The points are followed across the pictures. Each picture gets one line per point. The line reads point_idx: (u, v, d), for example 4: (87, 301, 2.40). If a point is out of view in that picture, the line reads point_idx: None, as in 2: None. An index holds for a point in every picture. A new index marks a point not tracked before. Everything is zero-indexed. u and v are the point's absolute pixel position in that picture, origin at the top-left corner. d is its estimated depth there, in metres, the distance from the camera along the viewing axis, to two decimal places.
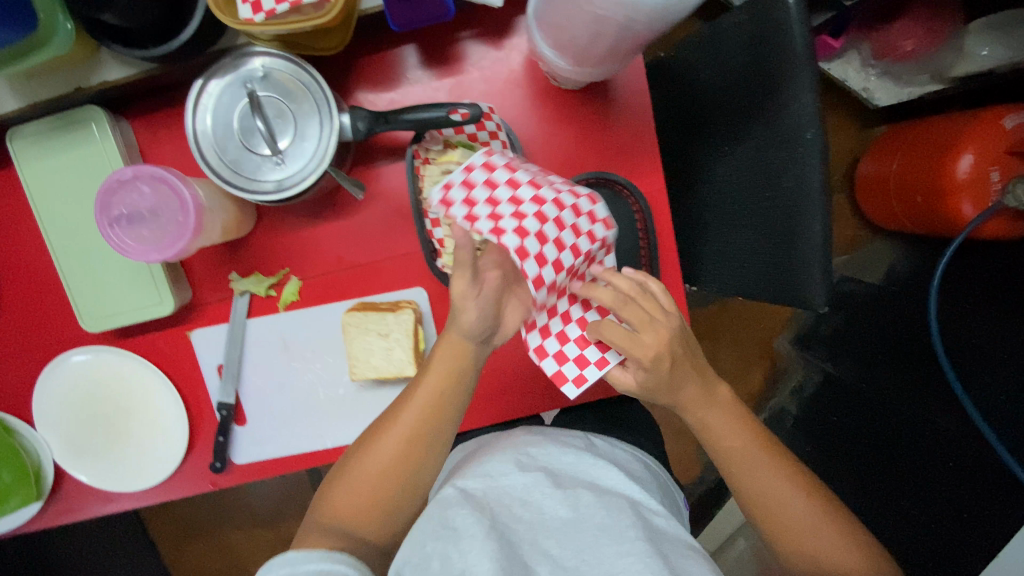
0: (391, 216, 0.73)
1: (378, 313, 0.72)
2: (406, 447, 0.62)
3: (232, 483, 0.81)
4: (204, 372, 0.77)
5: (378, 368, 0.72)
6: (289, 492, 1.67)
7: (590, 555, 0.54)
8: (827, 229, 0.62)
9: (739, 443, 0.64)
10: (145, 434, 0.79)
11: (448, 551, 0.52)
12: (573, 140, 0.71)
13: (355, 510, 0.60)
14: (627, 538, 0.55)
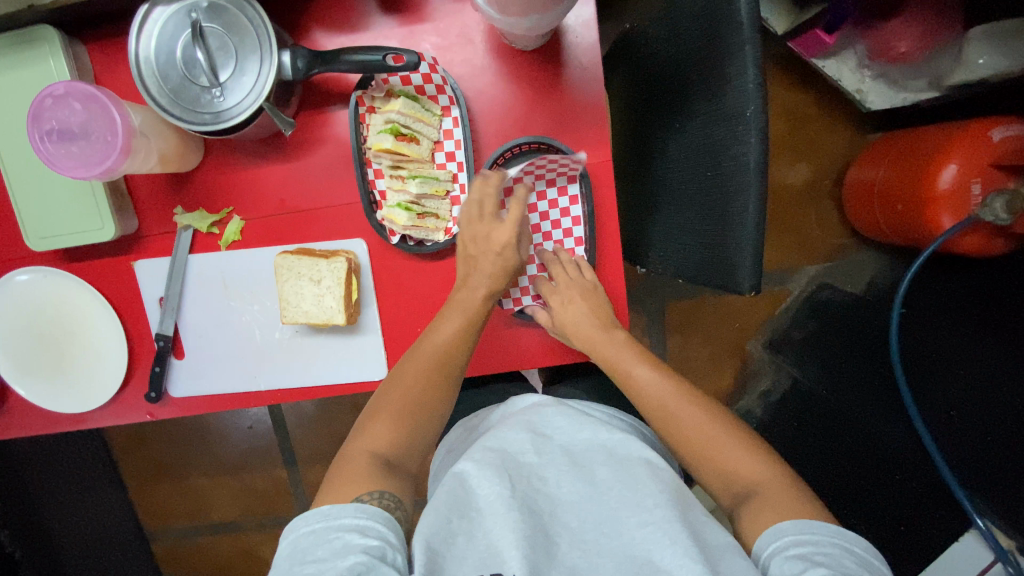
0: (337, 164, 0.74)
1: (311, 259, 0.73)
2: (427, 386, 0.67)
3: (168, 415, 0.83)
4: (147, 302, 0.79)
5: (310, 313, 0.73)
6: (254, 444, 1.70)
7: (608, 530, 0.58)
8: (761, 212, 0.62)
9: (660, 390, 0.68)
10: (87, 359, 0.81)
11: (475, 532, 0.57)
12: (521, 102, 0.70)
13: (384, 442, 0.63)
14: (648, 507, 0.58)
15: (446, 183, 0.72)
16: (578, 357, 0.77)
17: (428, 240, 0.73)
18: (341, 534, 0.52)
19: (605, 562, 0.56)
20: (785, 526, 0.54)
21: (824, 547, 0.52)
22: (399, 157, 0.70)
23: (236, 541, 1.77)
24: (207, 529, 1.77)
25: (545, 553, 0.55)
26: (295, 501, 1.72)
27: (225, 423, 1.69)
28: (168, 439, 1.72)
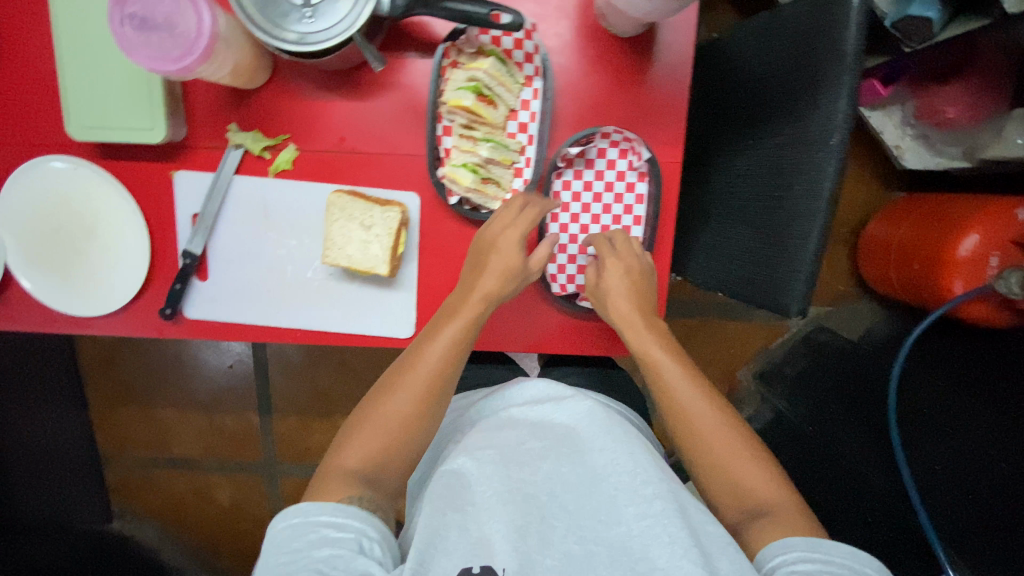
0: (405, 113, 0.72)
1: (367, 205, 0.71)
2: (433, 380, 0.68)
3: (178, 335, 0.80)
4: (179, 216, 0.75)
5: (350, 258, 0.71)
6: (232, 385, 1.65)
7: (604, 520, 0.61)
8: (823, 239, 0.63)
9: (677, 390, 0.67)
10: (104, 263, 0.77)
11: (466, 523, 0.61)
12: (605, 89, 0.70)
13: (361, 468, 0.64)
14: (651, 503, 0.61)
15: (514, 153, 0.71)
16: (608, 352, 0.76)
17: (484, 207, 0.72)
18: (319, 527, 0.58)
19: (599, 555, 0.58)
20: (795, 541, 0.58)
21: (831, 567, 0.56)
22: (473, 118, 0.68)
23: (194, 480, 1.73)
24: (165, 463, 1.72)
25: (540, 543, 0.58)
26: (262, 450, 1.68)
27: (204, 358, 1.64)
28: (140, 365, 1.65)
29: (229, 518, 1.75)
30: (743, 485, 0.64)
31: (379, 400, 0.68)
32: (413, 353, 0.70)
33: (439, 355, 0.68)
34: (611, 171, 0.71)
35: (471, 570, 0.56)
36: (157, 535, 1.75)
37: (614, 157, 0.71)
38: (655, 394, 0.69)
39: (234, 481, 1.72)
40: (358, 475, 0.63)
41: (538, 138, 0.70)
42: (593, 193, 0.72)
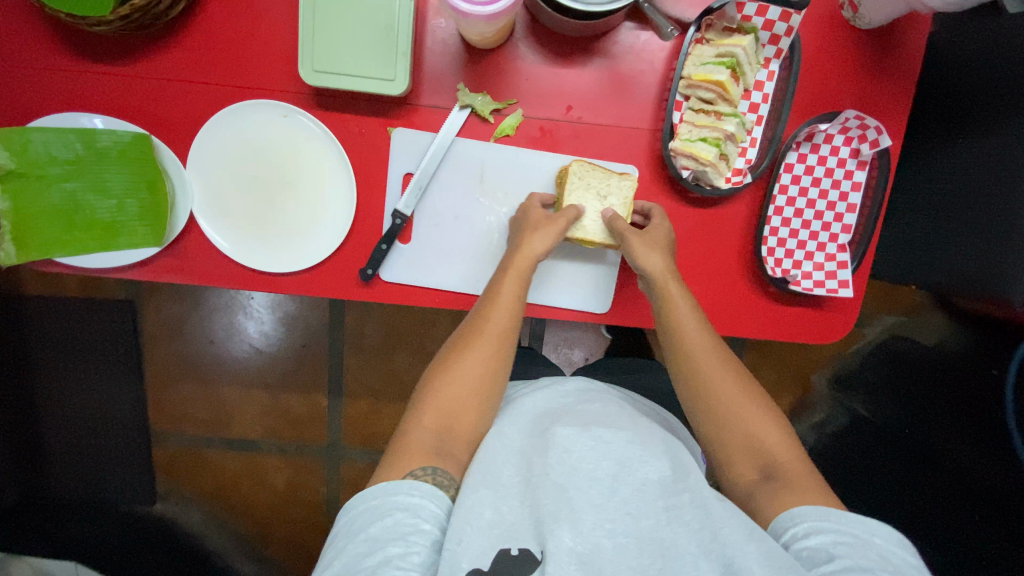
0: (635, 87, 0.72)
1: (605, 173, 0.71)
2: (504, 332, 0.67)
3: (368, 299, 0.76)
4: (391, 175, 0.73)
5: (587, 230, 0.72)
6: (298, 363, 1.43)
7: (632, 511, 0.55)
8: None
9: (695, 360, 0.66)
10: (302, 218, 0.74)
11: (498, 506, 0.55)
12: (834, 78, 0.71)
13: (441, 433, 0.61)
14: (680, 495, 0.56)
15: (746, 133, 0.71)
16: (803, 337, 0.78)
17: (707, 184, 0.72)
18: (393, 511, 0.53)
19: (669, 534, 0.54)
20: (806, 510, 0.55)
21: (843, 538, 0.52)
22: (718, 93, 0.68)
23: (248, 460, 1.44)
24: (215, 441, 1.44)
25: (571, 530, 0.52)
26: (328, 431, 1.44)
27: (272, 334, 1.43)
28: (198, 338, 1.43)
29: (280, 504, 1.45)
30: (768, 452, 0.61)
31: (442, 367, 0.66)
32: (481, 312, 0.68)
33: (504, 314, 0.67)
34: (834, 158, 0.73)
35: (507, 551, 0.52)
36: (205, 512, 1.45)
37: (840, 143, 0.73)
38: (671, 363, 0.68)
39: (291, 465, 1.44)
40: (438, 434, 0.61)
41: (769, 120, 0.72)
42: (812, 177, 0.74)
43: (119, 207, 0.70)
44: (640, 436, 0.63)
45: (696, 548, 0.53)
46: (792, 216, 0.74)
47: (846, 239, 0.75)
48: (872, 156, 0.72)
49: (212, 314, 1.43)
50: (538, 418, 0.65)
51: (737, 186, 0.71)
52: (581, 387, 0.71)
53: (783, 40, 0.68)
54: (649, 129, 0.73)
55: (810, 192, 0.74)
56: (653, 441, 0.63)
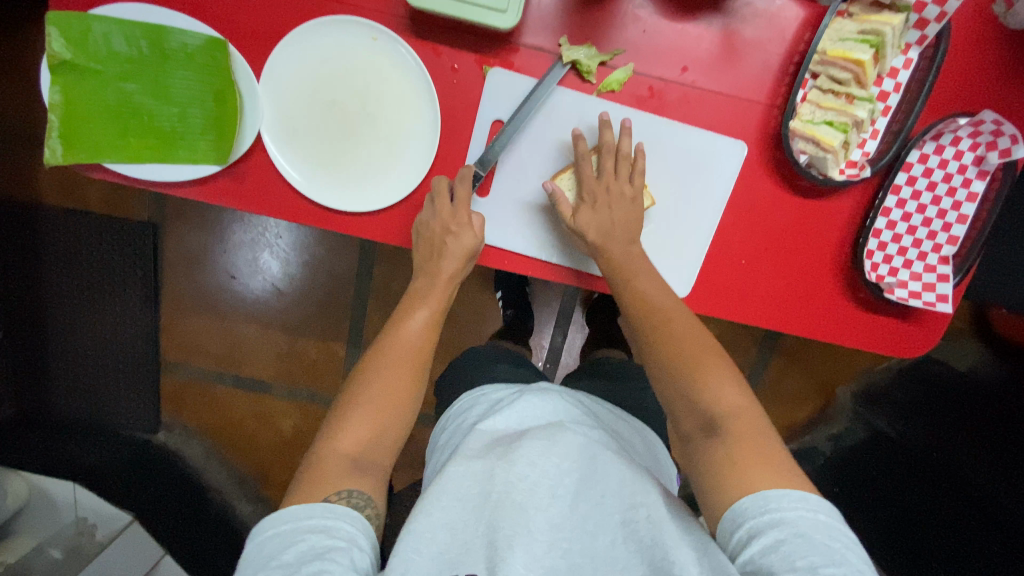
0: (759, 56, 0.66)
1: (580, 167, 0.68)
2: (419, 355, 0.64)
3: (434, 253, 0.71)
4: (479, 120, 0.67)
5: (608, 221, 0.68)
6: (322, 311, 1.39)
7: (590, 531, 0.50)
8: None
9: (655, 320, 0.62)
10: (375, 156, 0.68)
11: (454, 523, 0.51)
12: (980, 74, 0.65)
13: (353, 462, 0.55)
14: (636, 509, 0.50)
15: (871, 123, 0.65)
16: (883, 349, 0.74)
17: (818, 173, 0.66)
18: (307, 534, 0.46)
19: (622, 552, 0.48)
20: (745, 507, 0.47)
21: (784, 532, 0.44)
22: (854, 74, 0.62)
23: (257, 402, 1.41)
24: (226, 379, 1.40)
25: (524, 549, 0.47)
26: (342, 382, 1.40)
27: (298, 277, 1.37)
28: (222, 272, 1.37)
29: (285, 449, 1.42)
30: (711, 406, 0.55)
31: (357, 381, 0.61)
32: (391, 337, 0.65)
33: (420, 333, 0.65)
34: (956, 162, 0.67)
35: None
36: (206, 449, 1.42)
37: (966, 148, 0.67)
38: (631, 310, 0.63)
39: (301, 412, 1.41)
40: (349, 462, 0.55)
41: (900, 112, 0.65)
42: (929, 181, 0.68)
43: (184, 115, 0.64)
44: (591, 441, 0.56)
45: (647, 567, 0.46)
46: (899, 219, 0.69)
47: (950, 251, 0.69)
48: (998, 166, 0.66)
49: (240, 249, 1.36)
50: (500, 434, 0.59)
51: (853, 180, 0.65)
52: (553, 401, 0.64)
53: (932, 26, 0.62)
54: (765, 104, 0.67)
55: (924, 196, 0.68)
56: (615, 451, 0.56)
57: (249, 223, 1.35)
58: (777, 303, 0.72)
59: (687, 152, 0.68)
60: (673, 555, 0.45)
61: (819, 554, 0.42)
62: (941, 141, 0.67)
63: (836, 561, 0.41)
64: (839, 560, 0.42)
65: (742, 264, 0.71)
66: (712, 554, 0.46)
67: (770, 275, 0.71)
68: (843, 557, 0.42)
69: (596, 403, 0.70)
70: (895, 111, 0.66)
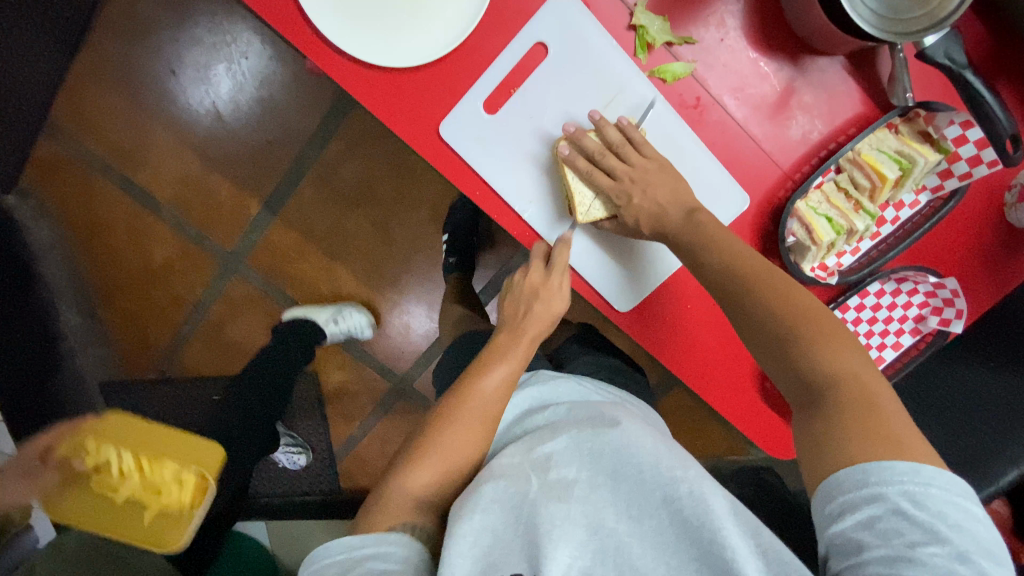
0: (804, 125, 0.64)
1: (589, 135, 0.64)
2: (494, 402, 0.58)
3: (411, 144, 0.63)
4: (524, 33, 0.60)
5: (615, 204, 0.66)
6: (253, 159, 1.21)
7: (633, 514, 0.48)
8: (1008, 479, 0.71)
9: None
10: (398, 7, 0.59)
11: (495, 527, 0.49)
12: (962, 246, 0.68)
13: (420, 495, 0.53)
14: (678, 485, 0.47)
15: (860, 238, 0.66)
16: (763, 443, 0.77)
17: (796, 257, 0.66)
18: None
19: (670, 534, 0.46)
20: (840, 480, 0.42)
21: (882, 510, 0.39)
22: (872, 185, 0.62)
23: (137, 218, 1.22)
24: (112, 178, 1.20)
25: (568, 542, 0.46)
26: (239, 241, 1.24)
27: (245, 111, 1.19)
28: (164, 61, 1.15)
29: (144, 278, 1.25)
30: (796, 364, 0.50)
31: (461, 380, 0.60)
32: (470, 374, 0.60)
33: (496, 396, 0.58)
34: (902, 310, 0.71)
35: None
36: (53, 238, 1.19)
37: (916, 302, 0.70)
38: None
39: (179, 250, 1.24)
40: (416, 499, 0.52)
41: (882, 243, 0.68)
42: (874, 315, 0.71)
43: None
44: (619, 420, 0.54)
45: (698, 550, 0.44)
46: None
47: None
48: (932, 330, 0.71)
49: (194, 48, 1.15)
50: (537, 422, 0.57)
51: (822, 282, 0.66)
52: (582, 389, 0.63)
53: (952, 180, 0.63)
54: (784, 172, 0.66)
55: (864, 324, 0.71)
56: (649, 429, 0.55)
57: (217, 25, 1.14)
58: (699, 358, 0.72)
59: (695, 180, 0.66)
60: (725, 538, 0.43)
61: (924, 533, 0.38)
62: (901, 285, 0.69)
63: (942, 540, 0.38)
64: (948, 540, 0.38)
65: (686, 307, 0.70)
66: (770, 537, 0.45)
67: (706, 329, 0.71)
68: (953, 535, 0.38)
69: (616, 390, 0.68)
70: (879, 239, 0.68)
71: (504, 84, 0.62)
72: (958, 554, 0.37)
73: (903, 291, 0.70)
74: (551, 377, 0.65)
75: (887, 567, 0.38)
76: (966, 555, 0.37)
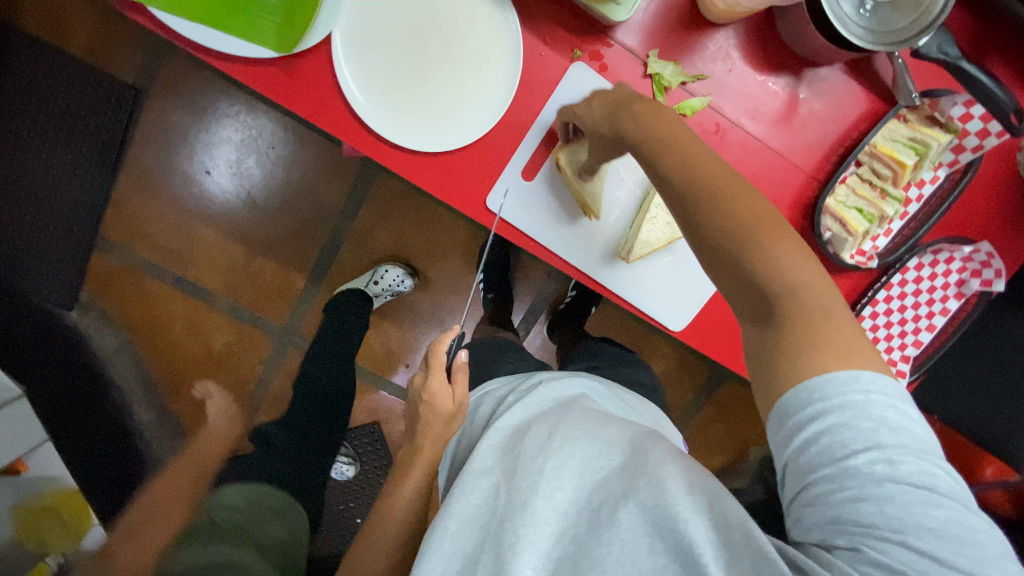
0: (817, 129, 0.70)
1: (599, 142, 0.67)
2: (402, 527, 0.67)
3: (468, 214, 0.70)
4: (553, 99, 0.67)
5: (651, 240, 0.71)
6: (293, 236, 1.30)
7: (595, 509, 0.49)
8: None
9: None
10: (440, 97, 0.66)
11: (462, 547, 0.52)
12: (986, 211, 0.72)
13: None
14: (639, 479, 0.48)
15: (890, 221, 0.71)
16: None
17: (833, 248, 0.71)
18: None
19: (625, 519, 0.47)
20: (789, 402, 0.41)
21: (823, 424, 0.39)
22: (893, 173, 0.68)
23: (193, 309, 1.31)
24: (166, 277, 1.29)
25: (530, 551, 0.48)
26: (291, 315, 1.33)
27: (277, 194, 1.28)
28: (197, 163, 1.25)
29: (207, 364, 1.33)
30: None
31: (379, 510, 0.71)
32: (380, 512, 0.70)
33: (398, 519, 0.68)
34: (943, 278, 0.75)
35: None
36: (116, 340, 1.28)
37: (955, 268, 0.75)
38: None
39: (235, 332, 1.32)
40: None
41: (912, 222, 0.72)
42: (916, 287, 0.75)
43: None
44: (591, 425, 0.56)
45: (650, 530, 0.45)
46: (883, 312, 0.76)
47: (913, 352, 0.78)
48: (975, 293, 0.75)
49: (224, 146, 1.25)
50: (510, 430, 0.59)
51: (861, 267, 0.71)
52: (561, 390, 0.66)
53: (966, 154, 0.68)
54: (808, 174, 0.71)
55: (908, 298, 0.76)
56: (621, 428, 0.56)
57: (242, 123, 1.24)
58: None
59: None
60: (679, 514, 0.44)
61: (867, 439, 0.38)
62: (936, 256, 0.74)
63: (880, 446, 0.38)
64: (891, 446, 0.38)
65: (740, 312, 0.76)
66: (723, 502, 0.46)
67: None
68: (895, 440, 0.38)
69: (600, 388, 0.70)
70: (907, 218, 0.73)
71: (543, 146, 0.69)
72: (890, 461, 0.37)
73: (938, 261, 0.74)
74: (527, 385, 0.68)
75: (831, 486, 0.38)
76: (896, 462, 0.37)
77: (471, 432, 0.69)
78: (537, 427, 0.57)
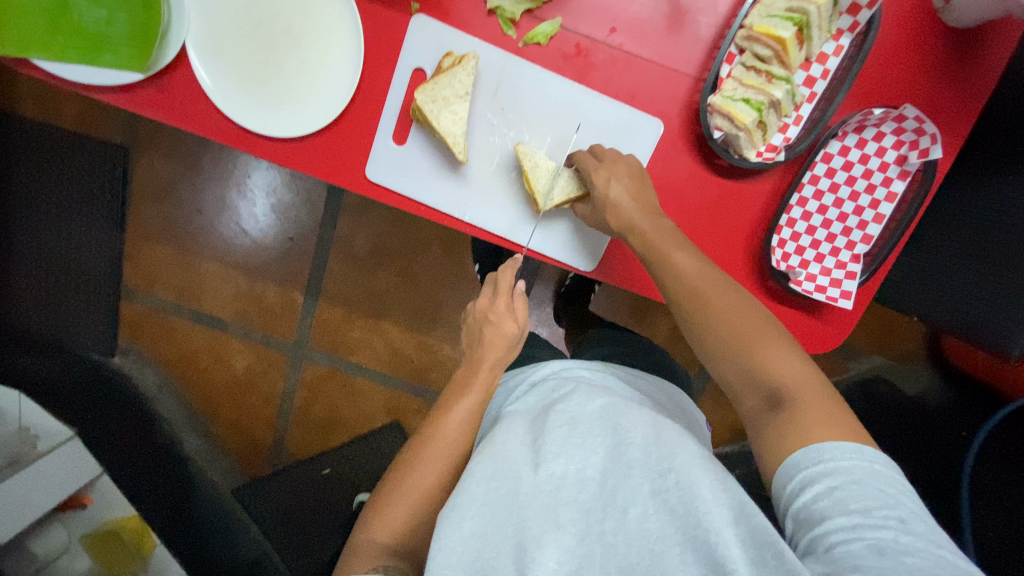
0: (690, 28, 0.66)
1: (448, 75, 0.64)
2: (457, 446, 0.63)
3: (356, 191, 0.71)
4: (404, 57, 0.67)
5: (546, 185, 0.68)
6: None
7: (620, 506, 0.51)
8: None
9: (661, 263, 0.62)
10: (297, 81, 0.68)
11: (483, 529, 0.52)
12: (904, 71, 0.64)
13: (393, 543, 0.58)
14: (667, 477, 0.50)
15: (793, 106, 0.65)
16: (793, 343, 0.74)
17: (736, 150, 0.66)
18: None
19: (655, 524, 0.49)
20: (798, 459, 0.48)
21: (839, 480, 0.45)
22: (776, 52, 0.61)
23: (214, 340, 1.31)
24: (184, 314, 1.30)
25: (555, 546, 0.49)
26: (297, 330, 1.31)
27: (267, 225, 1.28)
28: (190, 206, 1.27)
29: (237, 390, 1.33)
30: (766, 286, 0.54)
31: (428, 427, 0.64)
32: (431, 424, 0.64)
33: (458, 432, 0.63)
34: (877, 159, 0.67)
35: None
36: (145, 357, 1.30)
37: (889, 145, 0.66)
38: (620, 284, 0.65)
39: (254, 354, 1.31)
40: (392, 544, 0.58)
41: (820, 103, 0.65)
42: (848, 175, 0.67)
43: (126, 21, 0.63)
44: (613, 413, 0.57)
45: (682, 535, 0.47)
46: (814, 210, 0.68)
47: (862, 249, 0.69)
48: (919, 167, 0.66)
49: (212, 182, 1.26)
50: (535, 418, 0.60)
51: (769, 163, 0.65)
52: (579, 377, 0.66)
53: (863, 12, 0.61)
54: (693, 77, 0.67)
55: (842, 190, 0.68)
56: (641, 413, 0.57)
57: (220, 158, 1.25)
58: None
59: (609, 119, 0.68)
60: (709, 523, 0.46)
61: (874, 499, 0.43)
62: (861, 135, 0.66)
63: (891, 505, 0.43)
64: (896, 504, 0.43)
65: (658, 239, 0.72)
66: (749, 515, 0.47)
67: None
68: (900, 501, 0.43)
69: (614, 373, 0.70)
70: (815, 100, 0.66)
71: (406, 107, 0.69)
72: (902, 519, 0.42)
73: (868, 140, 0.66)
74: (542, 377, 0.68)
75: (846, 533, 0.42)
76: (908, 520, 0.42)
77: (490, 420, 0.69)
78: (558, 414, 0.58)
